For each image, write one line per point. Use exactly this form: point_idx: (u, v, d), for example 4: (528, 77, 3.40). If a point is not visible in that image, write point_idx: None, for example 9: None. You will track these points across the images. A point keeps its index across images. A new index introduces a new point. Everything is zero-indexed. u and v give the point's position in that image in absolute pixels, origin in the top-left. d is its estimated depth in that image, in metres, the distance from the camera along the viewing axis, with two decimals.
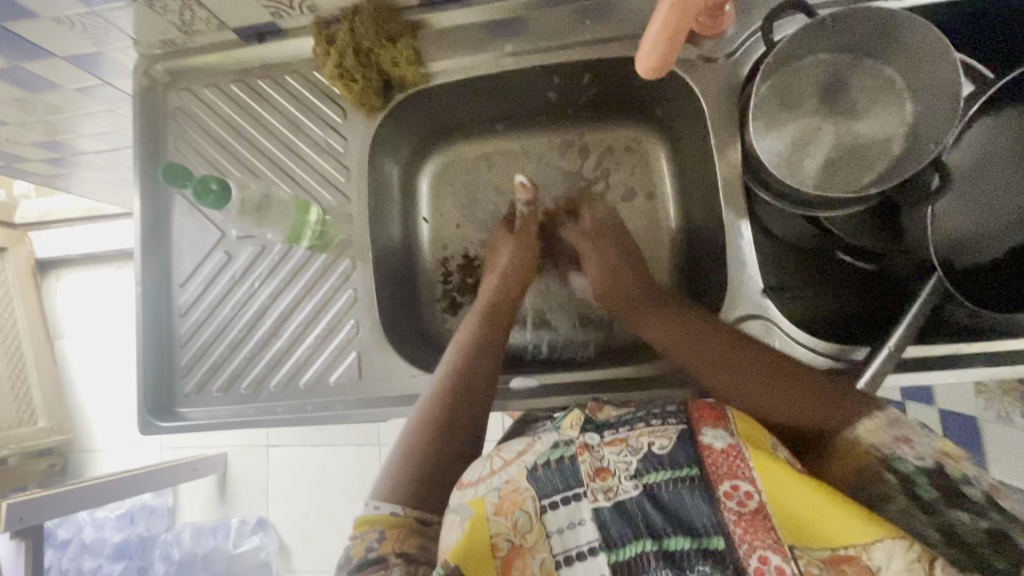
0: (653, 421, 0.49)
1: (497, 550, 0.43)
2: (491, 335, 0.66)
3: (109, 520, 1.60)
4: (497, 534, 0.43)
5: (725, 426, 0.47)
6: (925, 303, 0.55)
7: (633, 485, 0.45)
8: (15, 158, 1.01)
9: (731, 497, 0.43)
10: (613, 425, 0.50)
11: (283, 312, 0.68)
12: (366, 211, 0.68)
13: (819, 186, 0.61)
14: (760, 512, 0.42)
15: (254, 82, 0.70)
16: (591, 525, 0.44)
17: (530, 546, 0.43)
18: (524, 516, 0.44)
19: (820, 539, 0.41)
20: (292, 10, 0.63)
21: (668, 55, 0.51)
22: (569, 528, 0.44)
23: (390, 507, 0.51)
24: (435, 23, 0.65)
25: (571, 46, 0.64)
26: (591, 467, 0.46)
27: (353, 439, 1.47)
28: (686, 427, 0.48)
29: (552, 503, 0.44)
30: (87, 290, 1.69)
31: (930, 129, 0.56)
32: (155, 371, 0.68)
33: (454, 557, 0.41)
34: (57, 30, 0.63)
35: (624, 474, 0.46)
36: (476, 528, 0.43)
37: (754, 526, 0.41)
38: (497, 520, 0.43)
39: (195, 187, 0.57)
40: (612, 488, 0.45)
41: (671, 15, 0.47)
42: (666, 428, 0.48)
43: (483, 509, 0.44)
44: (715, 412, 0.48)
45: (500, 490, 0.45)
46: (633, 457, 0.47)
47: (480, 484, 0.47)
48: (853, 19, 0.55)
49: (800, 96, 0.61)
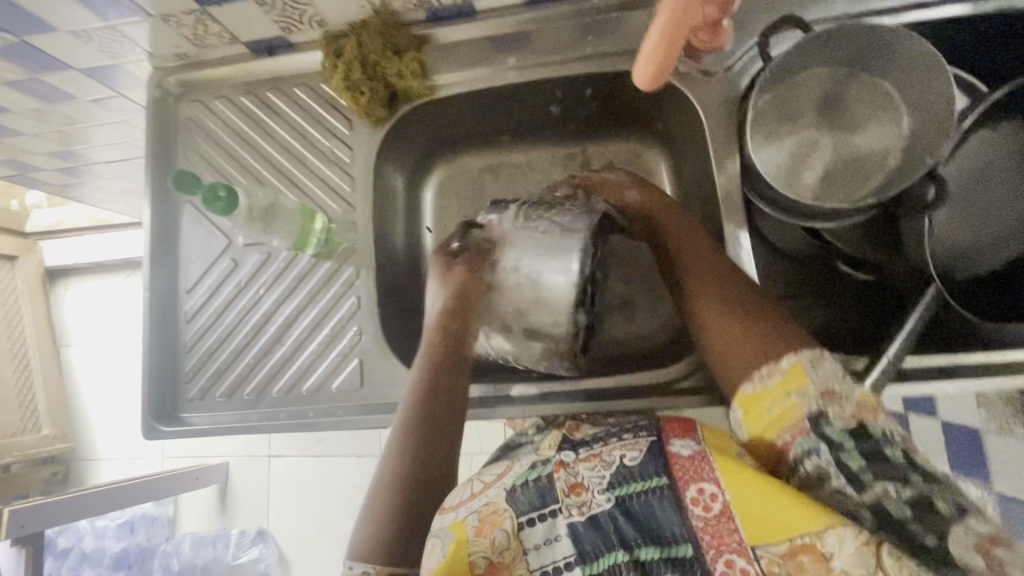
0: (625, 435, 0.50)
1: (476, 567, 0.42)
2: (449, 375, 0.62)
3: (109, 529, 1.60)
4: (476, 552, 0.43)
5: (694, 437, 0.47)
6: (921, 314, 0.55)
7: (605, 498, 0.45)
8: (30, 168, 1.04)
9: (697, 502, 0.43)
10: (587, 441, 0.50)
11: (287, 319, 0.69)
12: (370, 219, 0.70)
13: (818, 198, 0.61)
14: (723, 515, 0.41)
15: (263, 94, 0.72)
16: (566, 540, 0.44)
17: (508, 562, 0.43)
18: (503, 535, 0.43)
19: (776, 531, 0.40)
20: (302, 24, 0.65)
21: (661, 71, 0.52)
22: (545, 544, 0.44)
23: (363, 566, 0.49)
24: (440, 38, 0.67)
25: (572, 60, 0.66)
26: (566, 483, 0.46)
27: (354, 450, 1.48)
28: (656, 438, 0.48)
29: (529, 520, 0.44)
30: (95, 298, 1.71)
31: (927, 142, 0.57)
32: (159, 379, 0.69)
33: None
34: (74, 44, 0.65)
35: (597, 488, 0.46)
36: (455, 550, 0.42)
37: (720, 533, 0.41)
38: (475, 541, 0.43)
39: (204, 194, 0.58)
40: (586, 502, 0.45)
41: (664, 32, 0.48)
42: (636, 440, 0.48)
43: (463, 532, 0.43)
44: (684, 424, 0.49)
45: (479, 512, 0.45)
46: (606, 471, 0.47)
47: (460, 508, 0.46)
48: (848, 34, 0.56)
49: (799, 109, 0.62)
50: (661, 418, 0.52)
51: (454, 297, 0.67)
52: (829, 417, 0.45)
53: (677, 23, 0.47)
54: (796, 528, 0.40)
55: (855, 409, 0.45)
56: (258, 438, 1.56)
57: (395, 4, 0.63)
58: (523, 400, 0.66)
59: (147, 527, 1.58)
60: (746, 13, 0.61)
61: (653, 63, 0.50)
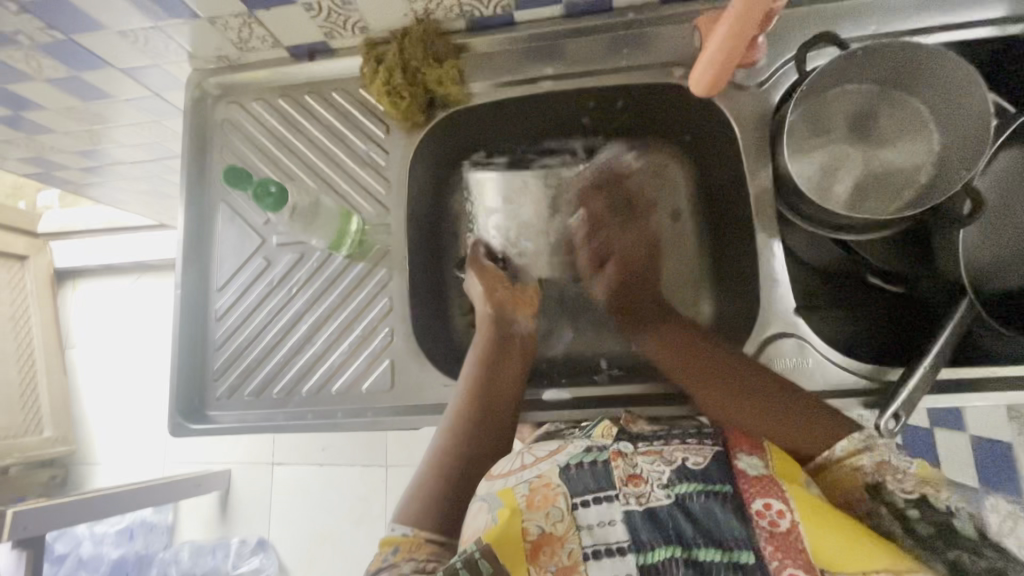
0: (687, 439, 0.51)
1: (527, 534, 0.43)
2: (504, 361, 0.67)
3: (107, 535, 1.56)
4: (529, 520, 0.44)
5: (761, 456, 0.48)
6: (957, 325, 0.56)
7: (664, 494, 0.46)
8: (54, 165, 1.04)
9: (763, 515, 0.43)
10: (647, 438, 0.52)
11: (320, 318, 0.69)
12: (403, 222, 0.70)
13: (850, 210, 0.62)
14: (790, 532, 0.42)
15: (300, 97, 0.73)
16: (621, 526, 0.44)
17: (560, 534, 0.44)
18: (557, 509, 0.45)
19: (850, 562, 0.40)
20: (344, 30, 0.66)
21: (710, 89, 0.57)
22: (599, 526, 0.44)
23: (402, 528, 0.53)
24: (477, 47, 0.68)
25: (607, 71, 0.67)
26: (624, 473, 0.47)
27: (360, 459, 1.46)
28: (721, 448, 0.49)
29: (583, 501, 0.45)
30: (103, 300, 1.70)
31: (956, 158, 0.59)
32: (187, 372, 0.69)
33: (490, 537, 0.42)
34: (120, 42, 0.66)
35: (657, 483, 0.46)
36: (506, 516, 0.44)
37: (786, 547, 0.41)
38: (527, 511, 0.44)
39: (255, 189, 0.60)
40: (644, 494, 0.46)
41: (716, 60, 0.53)
42: (700, 447, 0.49)
43: (514, 499, 0.45)
44: (752, 440, 0.50)
45: (531, 483, 0.47)
46: (666, 467, 0.47)
47: (510, 476, 0.49)
48: (882, 52, 0.57)
49: (830, 124, 0.64)
50: (725, 429, 0.53)
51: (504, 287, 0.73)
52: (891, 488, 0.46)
53: (728, 53, 0.51)
54: (871, 561, 0.40)
55: (918, 482, 0.45)
56: (262, 444, 1.55)
57: (438, 13, 0.65)
58: (553, 404, 0.66)
59: (145, 533, 1.55)
60: (779, 30, 0.63)
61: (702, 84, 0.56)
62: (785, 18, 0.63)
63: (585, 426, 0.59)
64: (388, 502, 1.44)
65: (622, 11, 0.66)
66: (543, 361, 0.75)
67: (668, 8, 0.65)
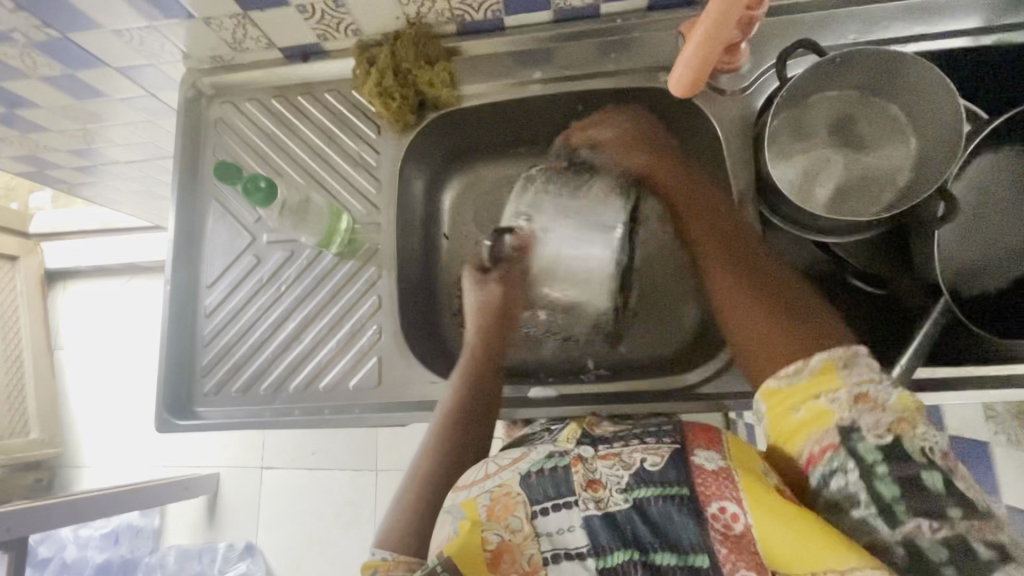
0: (648, 440, 0.51)
1: (487, 544, 0.45)
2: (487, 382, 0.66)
3: (92, 539, 1.55)
4: (489, 529, 0.46)
5: (718, 450, 0.48)
6: (933, 327, 0.57)
7: (623, 499, 0.47)
8: (47, 164, 1.04)
9: (718, 518, 0.44)
10: (608, 440, 0.52)
11: (308, 316, 0.70)
12: (393, 221, 0.71)
13: (831, 212, 0.63)
14: (745, 535, 0.43)
15: (294, 98, 0.74)
16: (580, 531, 0.46)
17: (519, 542, 0.45)
18: (517, 518, 0.46)
19: (799, 561, 0.41)
20: (337, 33, 0.68)
21: (694, 82, 0.57)
22: (558, 533, 0.46)
23: (383, 553, 0.53)
24: (468, 50, 0.70)
25: (595, 76, 0.69)
26: (584, 478, 0.48)
27: (351, 463, 1.46)
28: (679, 447, 0.49)
29: (543, 509, 0.47)
30: (93, 302, 1.70)
31: (933, 162, 0.60)
32: (174, 369, 0.69)
33: (451, 550, 0.44)
34: (115, 42, 0.67)
35: (616, 488, 0.48)
36: (467, 527, 0.46)
37: (739, 548, 0.43)
38: (487, 522, 0.46)
39: (245, 185, 0.60)
40: (602, 499, 0.47)
41: (699, 45, 0.52)
42: (659, 446, 0.49)
43: (475, 511, 0.46)
44: (708, 435, 0.50)
45: (492, 492, 0.48)
46: (624, 471, 0.48)
47: (473, 486, 0.50)
48: (860, 60, 0.59)
49: (811, 129, 0.65)
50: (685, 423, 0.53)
51: (495, 310, 0.72)
52: (861, 432, 0.45)
53: (710, 36, 0.50)
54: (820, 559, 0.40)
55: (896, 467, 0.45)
56: (252, 448, 1.54)
57: (430, 17, 0.66)
58: (540, 402, 0.67)
59: (131, 537, 1.53)
60: (762, 38, 0.65)
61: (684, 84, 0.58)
62: (768, 27, 0.65)
63: (555, 427, 0.59)
64: (378, 507, 1.43)
65: (610, 17, 0.67)
66: (530, 361, 0.76)
67: (655, 15, 0.67)
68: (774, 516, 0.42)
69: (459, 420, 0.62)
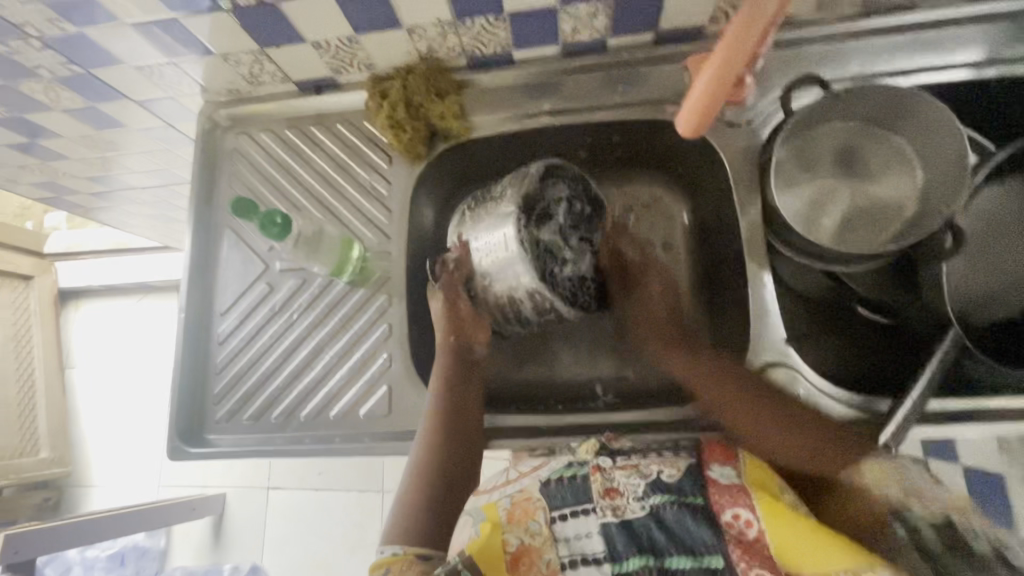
0: (664, 454, 0.53)
1: (508, 546, 0.47)
2: (468, 386, 0.67)
3: (99, 560, 1.53)
4: (510, 532, 0.48)
5: (733, 465, 0.51)
6: (943, 357, 0.57)
7: (640, 506, 0.49)
8: (66, 189, 1.07)
9: (734, 525, 0.46)
10: (626, 452, 0.54)
11: (320, 343, 0.71)
12: (404, 249, 0.72)
13: (837, 242, 0.64)
14: (757, 540, 0.44)
15: (307, 129, 0.76)
16: (597, 537, 0.47)
17: (538, 546, 0.47)
18: (536, 524, 0.48)
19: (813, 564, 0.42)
20: (351, 67, 0.69)
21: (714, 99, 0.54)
22: (576, 538, 0.48)
23: (392, 548, 0.55)
24: (478, 83, 0.71)
25: (602, 108, 0.70)
26: (602, 486, 0.50)
27: (356, 484, 1.45)
28: (696, 462, 0.52)
29: (562, 515, 0.49)
30: (106, 321, 1.72)
31: (939, 194, 0.61)
32: (186, 397, 0.69)
33: (471, 549, 0.46)
34: (135, 76, 0.69)
35: (632, 496, 0.49)
36: (488, 529, 0.48)
37: (753, 552, 0.44)
38: (508, 524, 0.48)
39: (261, 220, 0.62)
40: (620, 506, 0.49)
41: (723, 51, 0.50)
42: (674, 460, 0.52)
43: (496, 513, 0.49)
44: (725, 451, 0.52)
45: (513, 498, 0.51)
46: (642, 481, 0.50)
47: (494, 492, 0.53)
48: (865, 94, 0.60)
49: (817, 160, 0.66)
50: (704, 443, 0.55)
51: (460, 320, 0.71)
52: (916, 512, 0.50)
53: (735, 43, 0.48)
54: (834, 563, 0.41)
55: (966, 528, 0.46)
56: (258, 468, 1.54)
57: (441, 52, 0.67)
58: (548, 430, 0.67)
59: (136, 559, 1.52)
60: (767, 71, 0.66)
61: (701, 102, 0.54)
62: (773, 60, 0.66)
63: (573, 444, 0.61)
64: (383, 529, 1.42)
65: (617, 51, 0.69)
66: (539, 387, 0.76)
67: (661, 49, 0.68)
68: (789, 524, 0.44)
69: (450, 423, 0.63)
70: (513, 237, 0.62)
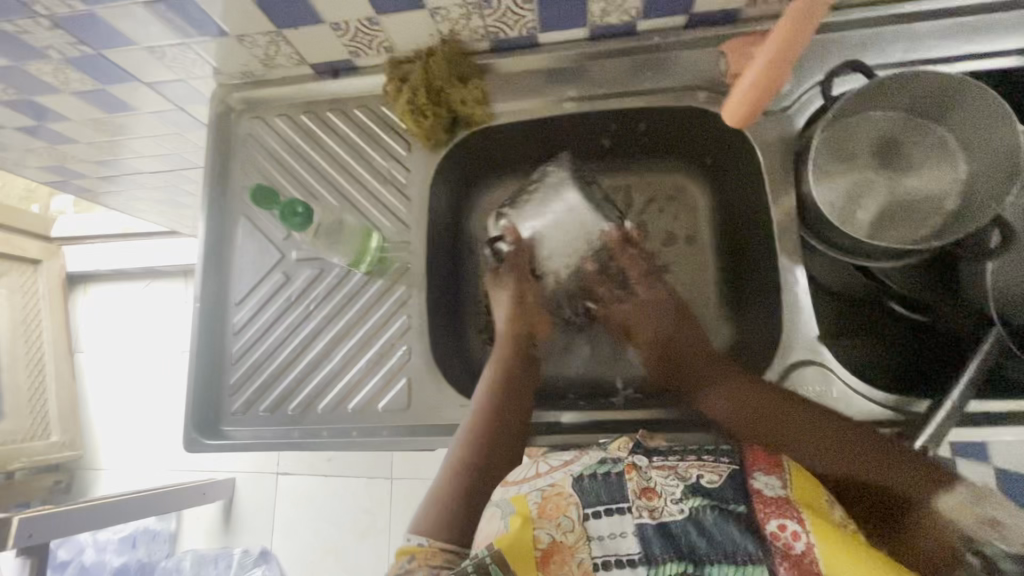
0: (703, 457, 0.53)
1: (539, 543, 0.46)
2: (519, 384, 0.67)
3: (111, 542, 1.53)
4: (540, 529, 0.47)
5: (778, 474, 0.50)
6: (985, 360, 0.55)
7: (677, 509, 0.48)
8: (74, 173, 1.05)
9: (778, 537, 0.44)
10: (663, 453, 0.54)
11: (338, 334, 0.69)
12: (423, 239, 0.70)
13: (872, 237, 0.62)
14: (805, 554, 0.43)
15: (324, 114, 0.73)
16: (631, 538, 0.47)
17: (570, 544, 0.46)
18: (567, 520, 0.48)
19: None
20: (369, 49, 0.67)
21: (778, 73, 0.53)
22: (610, 537, 0.47)
23: (418, 539, 0.55)
24: (501, 67, 0.69)
25: (630, 94, 0.68)
26: (638, 486, 0.49)
27: (365, 471, 1.46)
28: (737, 468, 0.51)
29: (595, 512, 0.48)
30: (113, 305, 1.71)
31: (985, 188, 0.58)
32: (202, 387, 0.68)
33: (501, 543, 0.45)
34: (147, 58, 0.67)
35: (670, 497, 0.49)
36: (518, 523, 0.47)
37: (801, 567, 0.42)
38: (539, 519, 0.47)
39: (283, 209, 0.60)
40: (657, 508, 0.48)
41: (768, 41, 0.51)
42: (715, 464, 0.52)
43: (527, 507, 0.48)
44: (770, 458, 0.51)
45: (544, 492, 0.50)
46: (678, 482, 0.50)
47: (523, 484, 0.52)
48: (912, 82, 0.57)
49: (854, 151, 0.63)
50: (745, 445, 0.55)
51: (524, 312, 0.74)
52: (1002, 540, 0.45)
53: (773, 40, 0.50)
54: None
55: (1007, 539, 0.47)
56: (267, 454, 1.54)
57: (464, 34, 0.65)
58: (569, 426, 0.66)
59: (148, 541, 1.53)
60: (804, 56, 0.63)
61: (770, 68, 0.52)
62: (811, 45, 0.63)
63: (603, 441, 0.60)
64: (392, 516, 1.43)
65: (646, 34, 0.66)
66: (559, 381, 0.75)
67: (693, 33, 0.65)
68: (838, 538, 0.43)
69: (500, 416, 0.63)
70: (575, 202, 0.73)
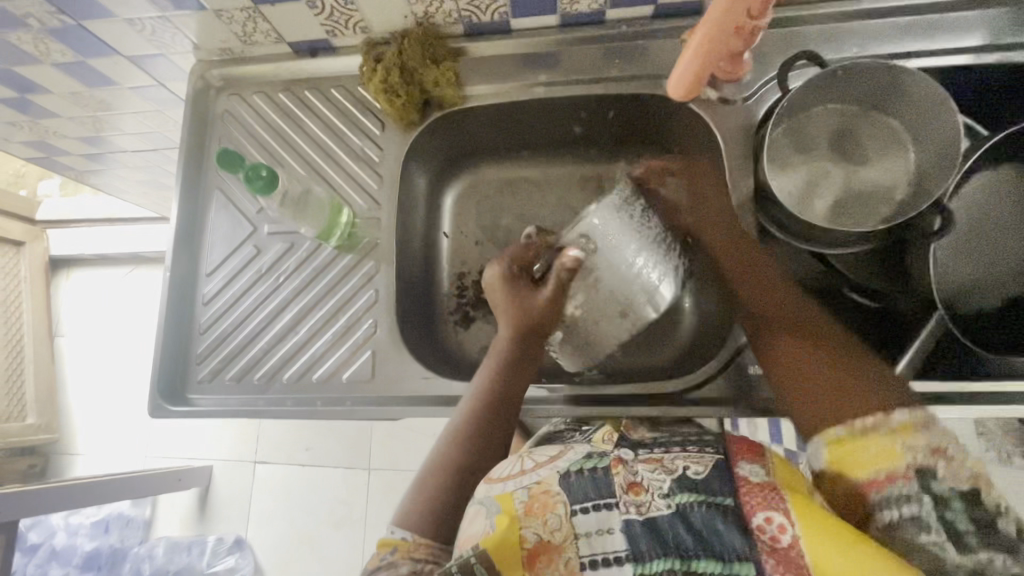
0: (690, 449, 0.51)
1: (524, 542, 0.44)
2: (514, 380, 0.64)
3: (83, 526, 1.52)
4: (527, 528, 0.45)
5: (762, 463, 0.49)
6: None
7: (665, 504, 0.46)
8: (57, 150, 1.05)
9: (765, 529, 0.43)
10: (647, 446, 0.54)
11: (305, 307, 0.70)
12: (394, 216, 0.72)
13: (829, 223, 0.63)
14: (792, 547, 0.41)
15: (300, 91, 0.75)
16: (619, 534, 0.45)
17: (558, 543, 0.45)
18: (556, 518, 0.46)
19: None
20: (345, 29, 0.68)
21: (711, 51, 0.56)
22: (597, 534, 0.45)
23: (402, 532, 0.54)
24: (475, 50, 0.70)
25: (599, 81, 0.70)
26: (624, 481, 0.48)
27: (343, 462, 1.46)
28: (724, 459, 0.49)
29: (582, 509, 0.46)
30: (96, 290, 1.71)
31: (933, 176, 0.61)
32: (170, 355, 0.69)
33: (485, 543, 0.44)
34: (127, 30, 0.68)
35: (657, 492, 0.47)
36: (505, 523, 0.45)
37: (787, 561, 0.41)
38: (525, 518, 0.45)
39: (246, 172, 0.61)
40: (644, 503, 0.47)
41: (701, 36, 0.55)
42: (702, 455, 0.50)
43: (512, 505, 0.46)
44: (754, 448, 0.50)
45: (530, 491, 0.48)
46: (667, 476, 0.48)
47: (509, 481, 0.50)
48: (862, 70, 0.60)
49: (810, 140, 0.65)
50: (727, 436, 0.53)
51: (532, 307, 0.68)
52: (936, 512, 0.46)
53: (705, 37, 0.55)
54: None
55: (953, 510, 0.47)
56: (246, 442, 1.54)
57: (437, 17, 0.67)
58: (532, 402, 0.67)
59: (121, 528, 1.52)
60: (764, 49, 0.66)
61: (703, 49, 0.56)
62: (770, 38, 0.65)
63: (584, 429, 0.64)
64: (368, 507, 1.43)
65: (616, 24, 0.68)
66: None
67: (659, 23, 0.67)
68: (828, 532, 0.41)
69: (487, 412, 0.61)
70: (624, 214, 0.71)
